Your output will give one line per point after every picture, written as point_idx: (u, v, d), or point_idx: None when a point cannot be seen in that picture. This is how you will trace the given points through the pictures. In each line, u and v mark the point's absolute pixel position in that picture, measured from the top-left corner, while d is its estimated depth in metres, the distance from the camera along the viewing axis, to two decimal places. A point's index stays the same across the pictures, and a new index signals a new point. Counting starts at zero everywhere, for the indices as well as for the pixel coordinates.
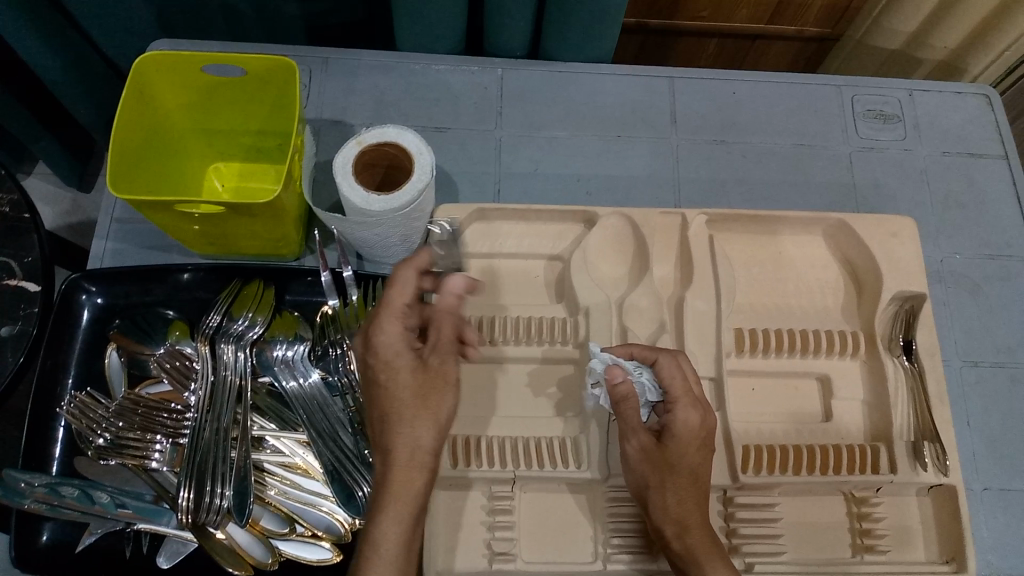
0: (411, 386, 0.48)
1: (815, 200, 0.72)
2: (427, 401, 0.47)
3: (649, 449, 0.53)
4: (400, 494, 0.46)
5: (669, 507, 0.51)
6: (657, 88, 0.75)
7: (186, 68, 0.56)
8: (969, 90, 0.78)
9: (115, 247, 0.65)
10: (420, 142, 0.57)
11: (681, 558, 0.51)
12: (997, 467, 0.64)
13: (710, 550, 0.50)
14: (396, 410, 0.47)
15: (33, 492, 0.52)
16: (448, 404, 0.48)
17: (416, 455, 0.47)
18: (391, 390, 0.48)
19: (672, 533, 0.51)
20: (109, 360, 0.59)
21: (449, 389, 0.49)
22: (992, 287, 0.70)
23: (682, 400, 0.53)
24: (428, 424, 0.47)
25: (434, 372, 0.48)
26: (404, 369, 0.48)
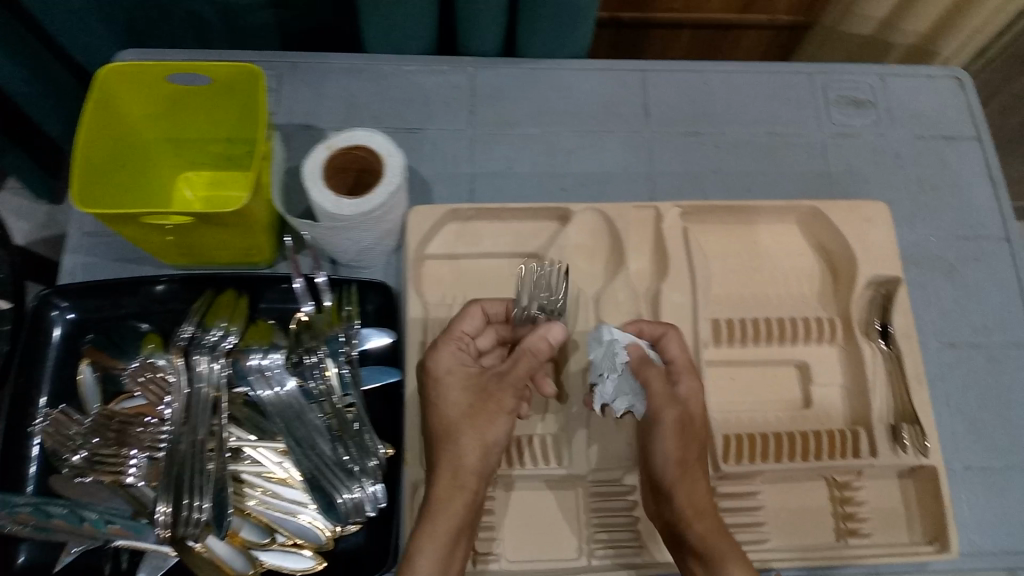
0: (462, 406, 0.54)
1: (789, 187, 0.72)
2: (479, 420, 0.53)
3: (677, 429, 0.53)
4: (446, 501, 0.51)
5: (685, 488, 0.53)
6: (628, 81, 0.75)
7: (150, 78, 0.56)
8: (940, 73, 0.78)
9: (85, 261, 0.65)
10: (390, 144, 0.57)
11: (699, 540, 0.52)
12: (978, 447, 0.64)
13: (722, 538, 0.52)
14: (448, 427, 0.53)
15: (21, 513, 0.52)
16: (499, 428, 0.53)
17: (462, 473, 0.52)
18: (443, 407, 0.54)
19: (688, 518, 0.52)
20: (83, 376, 0.58)
21: (501, 413, 0.53)
22: (967, 268, 0.70)
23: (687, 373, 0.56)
24: (477, 442, 0.53)
25: (489, 398, 0.54)
26: (455, 387, 0.55)
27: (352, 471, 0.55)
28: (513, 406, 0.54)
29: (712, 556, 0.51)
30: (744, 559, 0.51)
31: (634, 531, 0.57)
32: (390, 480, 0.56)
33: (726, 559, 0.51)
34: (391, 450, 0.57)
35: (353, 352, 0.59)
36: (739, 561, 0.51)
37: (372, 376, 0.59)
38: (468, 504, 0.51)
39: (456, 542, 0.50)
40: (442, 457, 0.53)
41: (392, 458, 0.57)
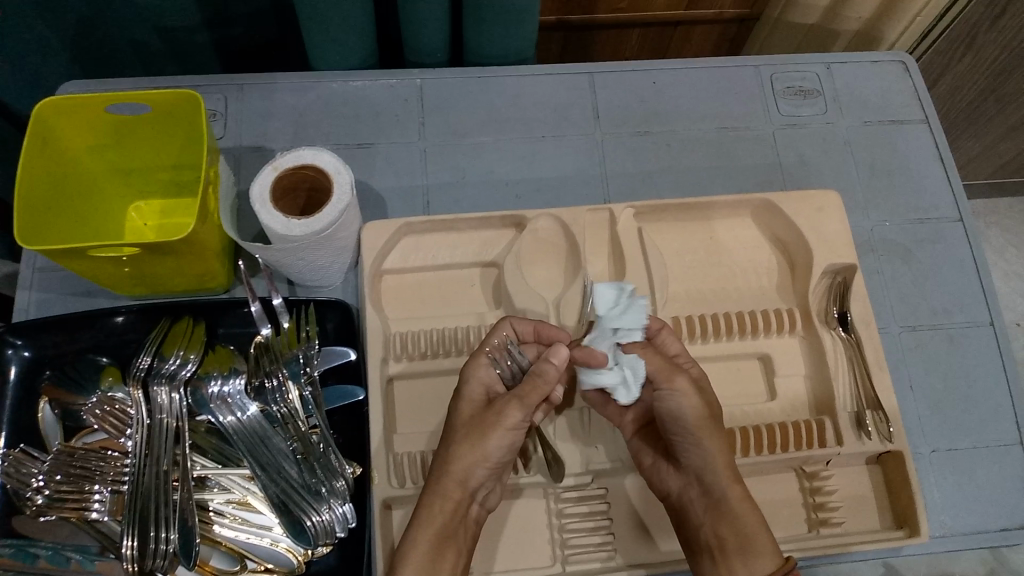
0: (470, 418, 0.51)
1: (742, 181, 0.72)
2: (477, 432, 0.49)
3: (703, 397, 0.52)
4: (437, 510, 0.48)
5: (717, 455, 0.51)
6: (577, 84, 0.75)
7: (90, 109, 0.55)
8: (885, 58, 0.79)
9: (40, 296, 0.64)
10: (337, 161, 0.57)
11: (736, 505, 0.49)
12: (943, 429, 0.64)
13: (754, 506, 0.50)
14: (451, 437, 0.51)
15: (1, 556, 0.52)
16: (493, 443, 0.49)
17: (450, 484, 0.49)
18: (455, 420, 0.52)
19: (726, 482, 0.50)
20: (44, 414, 0.57)
21: (500, 430, 0.49)
22: (922, 251, 0.71)
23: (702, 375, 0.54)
24: (468, 454, 0.49)
25: (489, 411, 0.50)
26: (466, 400, 0.52)
27: (320, 492, 0.54)
28: (515, 424, 0.50)
29: (745, 525, 0.49)
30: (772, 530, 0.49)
31: (608, 534, 0.57)
32: (359, 499, 0.55)
33: (756, 530, 0.48)
34: (358, 470, 0.55)
35: (314, 372, 0.58)
36: (771, 535, 0.49)
37: (335, 396, 0.58)
38: (452, 513, 0.48)
39: (443, 552, 0.47)
40: (438, 464, 0.50)
41: (361, 478, 0.55)
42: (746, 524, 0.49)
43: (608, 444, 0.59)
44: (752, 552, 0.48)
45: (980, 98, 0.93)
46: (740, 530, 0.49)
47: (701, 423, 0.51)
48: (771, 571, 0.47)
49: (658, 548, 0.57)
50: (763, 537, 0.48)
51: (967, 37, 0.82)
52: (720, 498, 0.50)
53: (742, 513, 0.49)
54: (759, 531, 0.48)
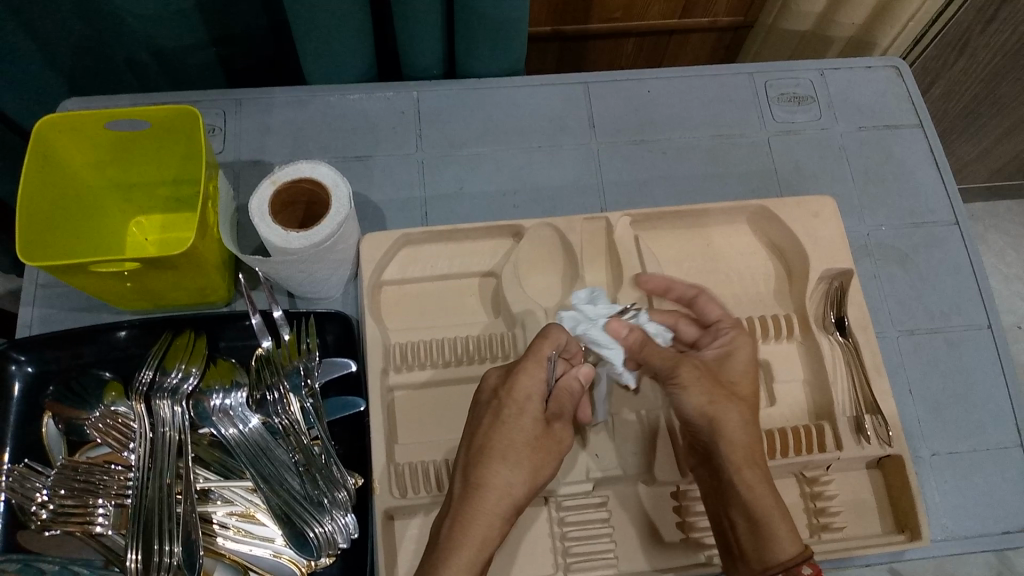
0: (534, 439, 0.50)
1: (738, 188, 0.73)
2: (538, 456, 0.49)
3: (705, 387, 0.52)
4: (484, 525, 0.46)
5: (732, 438, 0.51)
6: (572, 95, 0.75)
7: (90, 126, 0.56)
8: (878, 64, 0.79)
9: (42, 312, 0.64)
10: (335, 174, 0.57)
11: (747, 491, 0.50)
12: (943, 432, 0.64)
13: (770, 489, 0.50)
14: (505, 447, 0.49)
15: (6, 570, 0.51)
16: (549, 469, 0.50)
17: (501, 501, 0.47)
18: (515, 432, 0.49)
19: (735, 467, 0.51)
20: (48, 429, 0.57)
21: (557, 456, 0.50)
22: (919, 255, 0.71)
23: (739, 339, 0.55)
24: (524, 475, 0.48)
25: (550, 438, 0.50)
26: (530, 415, 0.50)
27: (322, 503, 0.55)
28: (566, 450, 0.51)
29: (756, 510, 0.49)
30: (788, 514, 0.49)
31: (610, 541, 0.57)
32: (361, 509, 0.56)
33: (773, 515, 0.49)
34: (360, 480, 0.56)
35: (315, 383, 0.59)
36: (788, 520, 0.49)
37: (335, 408, 0.58)
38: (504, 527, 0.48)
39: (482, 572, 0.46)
40: (483, 473, 0.48)
41: (363, 488, 0.56)
42: (762, 513, 0.49)
43: (609, 451, 0.59)
44: (769, 541, 0.49)
45: (975, 101, 0.93)
46: (755, 515, 0.49)
47: (707, 413, 0.52)
48: (788, 559, 0.48)
49: (658, 558, 0.57)
50: (780, 523, 0.49)
51: (959, 42, 0.83)
52: (729, 484, 0.51)
53: (758, 497, 0.50)
54: (775, 516, 0.49)
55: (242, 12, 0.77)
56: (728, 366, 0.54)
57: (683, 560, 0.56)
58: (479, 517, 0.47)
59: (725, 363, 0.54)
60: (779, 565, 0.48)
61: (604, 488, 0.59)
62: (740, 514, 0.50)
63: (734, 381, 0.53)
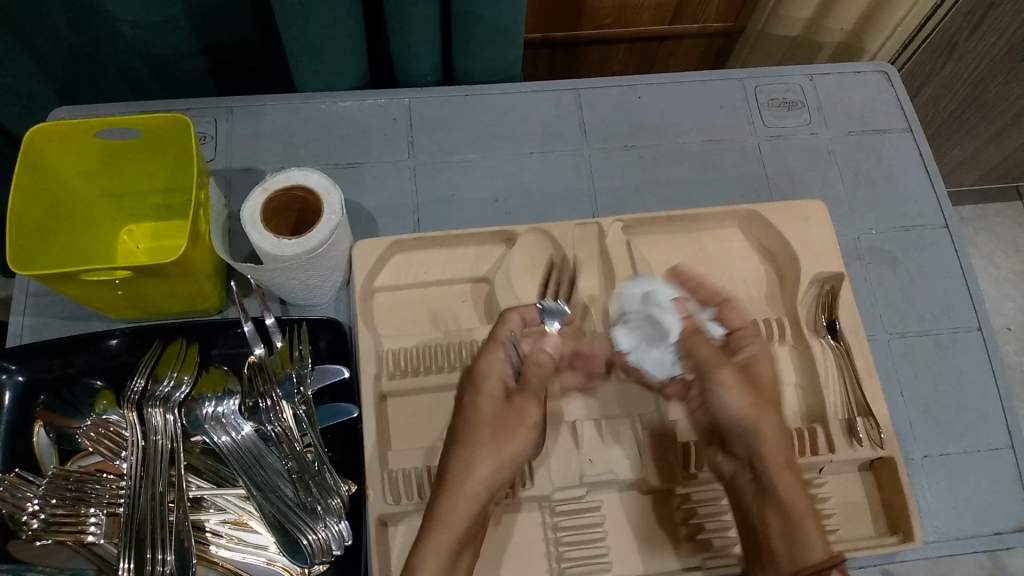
0: (495, 417, 0.50)
1: (729, 193, 0.73)
2: (502, 432, 0.50)
3: (745, 389, 0.54)
4: (455, 511, 0.47)
5: (769, 440, 0.52)
6: (563, 101, 0.76)
7: (80, 134, 0.56)
8: (867, 69, 0.80)
9: (33, 321, 0.64)
10: (327, 181, 0.57)
11: (783, 491, 0.50)
12: (935, 434, 0.65)
13: (802, 492, 0.50)
14: (469, 430, 0.50)
15: None
16: (520, 443, 0.50)
17: (471, 484, 0.48)
18: (473, 414, 0.51)
19: (774, 467, 0.51)
20: (38, 439, 0.57)
21: (522, 429, 0.50)
22: (909, 257, 0.72)
23: (762, 351, 0.56)
24: (491, 456, 0.49)
25: (513, 412, 0.51)
26: (487, 394, 0.51)
27: (316, 511, 0.55)
28: (535, 422, 0.51)
29: (790, 512, 0.49)
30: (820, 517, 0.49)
31: (604, 546, 0.57)
32: (354, 516, 0.56)
33: (805, 516, 0.49)
34: (353, 487, 0.56)
35: (308, 391, 0.59)
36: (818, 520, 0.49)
37: (329, 415, 0.58)
38: (473, 514, 0.48)
39: (460, 552, 0.47)
40: (452, 464, 0.49)
41: (357, 495, 0.57)
42: (796, 510, 0.49)
43: (603, 456, 0.59)
44: (800, 542, 0.48)
45: (963, 106, 0.94)
46: (790, 514, 0.49)
47: (746, 413, 0.53)
48: (821, 559, 0.47)
49: (651, 563, 0.57)
50: (811, 525, 0.49)
51: (947, 46, 0.83)
52: (768, 483, 0.51)
53: (791, 498, 0.50)
54: (806, 515, 0.49)
55: (233, 20, 0.77)
56: (759, 373, 0.56)
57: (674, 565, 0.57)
58: (452, 501, 0.48)
59: (755, 370, 0.56)
60: (814, 566, 0.47)
61: (598, 493, 0.59)
62: (772, 510, 0.50)
63: (767, 384, 0.55)
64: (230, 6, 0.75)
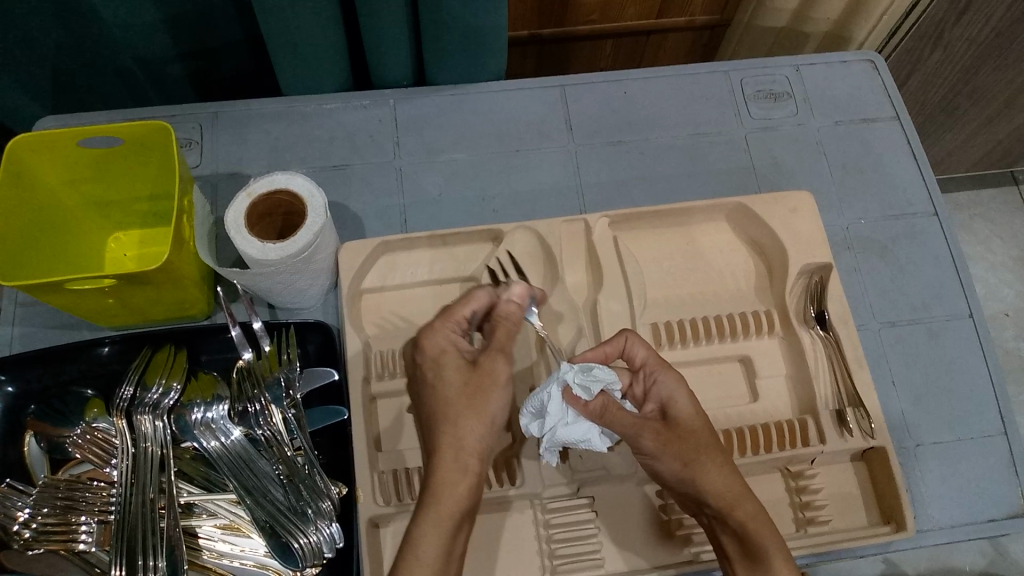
0: (464, 383, 0.50)
1: (716, 185, 0.73)
2: (476, 399, 0.50)
3: (674, 447, 0.51)
4: (448, 488, 0.48)
5: (713, 483, 0.51)
6: (549, 98, 0.76)
7: (62, 143, 0.56)
8: (854, 57, 0.80)
9: (22, 331, 0.64)
10: (311, 185, 0.57)
11: (740, 526, 0.50)
12: (928, 422, 0.65)
13: (765, 519, 0.51)
14: (445, 406, 0.50)
15: None
16: (495, 402, 0.50)
17: (463, 455, 0.49)
18: (440, 385, 0.51)
19: (726, 507, 0.51)
20: (30, 448, 0.57)
21: (496, 388, 0.51)
22: (899, 246, 0.71)
23: (675, 386, 0.54)
24: (474, 423, 0.50)
25: (483, 373, 0.51)
26: (450, 365, 0.51)
27: (306, 514, 0.55)
28: (506, 377, 0.51)
29: (748, 539, 0.50)
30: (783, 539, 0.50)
31: (597, 543, 0.57)
32: (346, 519, 0.56)
33: (766, 537, 0.50)
34: (344, 490, 0.56)
35: (297, 395, 0.59)
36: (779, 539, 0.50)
37: (319, 417, 0.58)
38: (472, 487, 0.48)
39: (459, 528, 0.47)
40: (440, 439, 0.49)
41: (347, 497, 0.57)
42: (756, 540, 0.50)
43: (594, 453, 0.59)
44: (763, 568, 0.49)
45: (953, 92, 0.94)
46: (751, 545, 0.50)
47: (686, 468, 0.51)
48: None
49: (642, 557, 0.57)
50: (775, 549, 0.49)
51: (934, 33, 0.83)
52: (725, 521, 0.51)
53: (755, 528, 0.50)
54: (769, 540, 0.50)
55: (217, 25, 0.77)
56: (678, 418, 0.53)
57: (669, 559, 0.56)
58: (440, 485, 0.48)
59: (673, 416, 0.53)
60: None
61: (592, 489, 0.58)
62: (733, 540, 0.51)
63: (693, 430, 0.53)
64: (213, 10, 0.75)
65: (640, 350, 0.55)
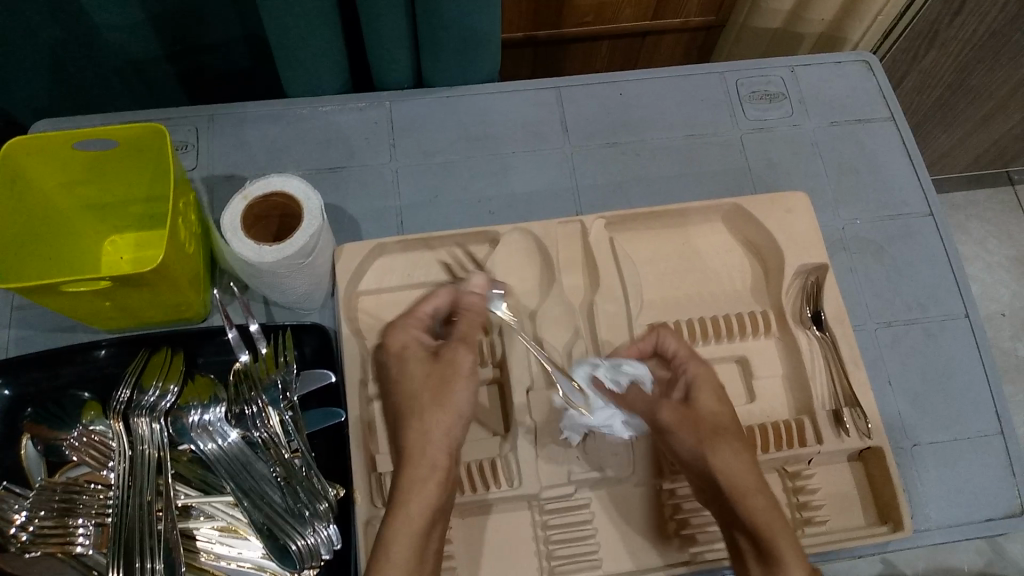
0: (428, 377, 0.52)
1: (713, 186, 0.73)
2: (441, 394, 0.51)
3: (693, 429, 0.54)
4: (419, 488, 0.48)
5: (727, 467, 0.52)
6: (545, 99, 0.76)
7: (58, 146, 0.56)
8: (849, 58, 0.80)
9: (18, 334, 0.64)
10: (306, 186, 0.57)
11: (749, 513, 0.50)
12: (925, 422, 0.65)
13: (779, 511, 0.51)
14: (412, 402, 0.51)
15: None
16: (461, 395, 0.52)
17: (432, 453, 0.50)
18: (406, 377, 0.52)
19: (739, 492, 0.51)
20: (26, 451, 0.57)
21: (460, 379, 0.52)
22: (895, 246, 0.71)
23: (701, 376, 0.57)
24: (442, 420, 0.51)
25: (445, 366, 0.52)
26: (412, 359, 0.53)
27: (304, 516, 0.55)
28: (469, 368, 0.53)
29: (756, 530, 0.50)
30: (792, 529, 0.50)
31: (594, 543, 0.57)
32: (343, 520, 0.56)
33: (777, 533, 0.49)
34: (341, 491, 0.56)
35: (294, 397, 0.59)
36: (794, 535, 0.50)
37: (316, 420, 0.58)
38: (441, 483, 0.49)
39: (432, 528, 0.48)
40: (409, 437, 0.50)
41: (345, 498, 0.57)
42: (763, 530, 0.50)
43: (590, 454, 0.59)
44: (774, 558, 0.48)
45: (949, 93, 0.94)
46: (762, 539, 0.49)
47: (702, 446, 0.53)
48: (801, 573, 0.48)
49: (640, 558, 0.57)
50: (787, 539, 0.49)
51: (929, 34, 0.83)
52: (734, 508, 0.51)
53: (765, 515, 0.50)
54: (780, 529, 0.50)
55: (213, 27, 0.77)
56: (699, 405, 0.56)
57: (667, 559, 0.57)
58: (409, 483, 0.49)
59: (695, 401, 0.56)
60: None
61: (590, 489, 0.59)
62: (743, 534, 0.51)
63: (713, 419, 0.55)
64: (208, 12, 0.75)
65: (670, 343, 0.59)
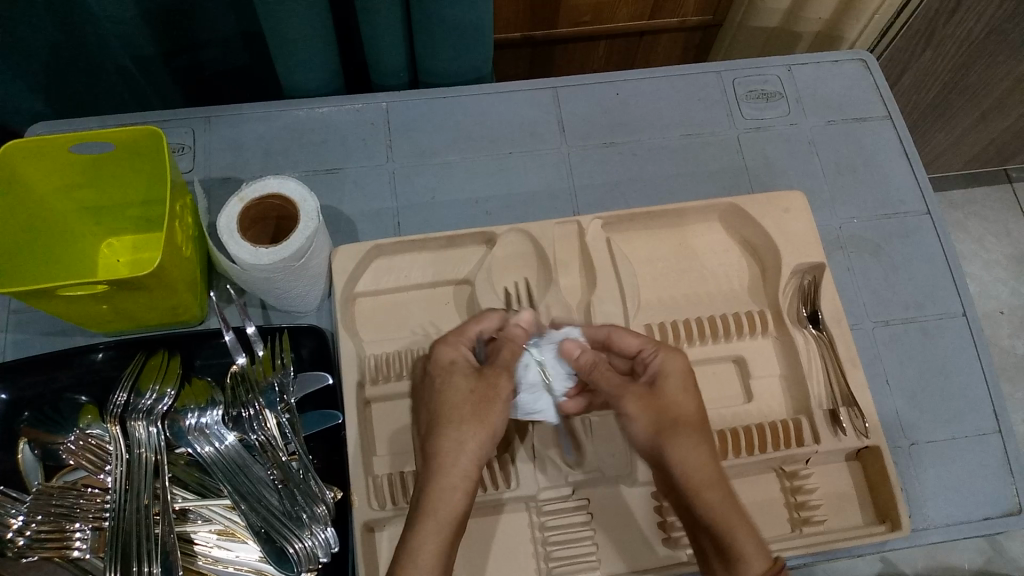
0: (471, 393, 0.50)
1: (710, 186, 0.73)
2: (482, 412, 0.49)
3: (652, 417, 0.52)
4: (444, 498, 0.47)
5: (685, 459, 0.50)
6: (542, 100, 0.76)
7: (53, 149, 0.56)
8: (846, 57, 0.80)
9: (15, 338, 0.64)
10: (303, 188, 0.57)
11: (706, 511, 0.48)
12: (923, 421, 0.65)
13: (736, 506, 0.48)
14: (447, 412, 0.49)
15: None
16: (498, 416, 0.50)
17: (463, 463, 0.48)
18: (449, 392, 0.50)
19: (693, 488, 0.49)
20: (23, 456, 0.57)
21: (499, 403, 0.50)
22: (892, 245, 0.71)
23: (669, 356, 0.54)
24: (479, 434, 0.49)
25: (489, 386, 0.50)
26: (457, 375, 0.51)
27: (301, 518, 0.55)
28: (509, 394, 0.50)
29: (719, 529, 0.47)
30: (754, 525, 0.47)
31: (592, 544, 0.57)
32: (340, 522, 0.56)
33: (738, 529, 0.47)
34: (339, 494, 0.56)
35: (291, 399, 0.59)
36: (757, 534, 0.47)
37: (313, 422, 0.58)
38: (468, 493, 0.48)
39: (455, 539, 0.46)
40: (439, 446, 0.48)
41: (342, 501, 0.56)
42: (723, 528, 0.47)
43: (587, 455, 0.59)
44: (735, 556, 0.47)
45: (947, 91, 0.94)
46: (721, 535, 0.47)
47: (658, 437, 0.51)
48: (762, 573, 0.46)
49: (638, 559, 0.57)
50: (750, 540, 0.47)
51: (925, 32, 0.83)
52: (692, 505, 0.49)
53: (724, 511, 0.48)
54: (739, 523, 0.47)
55: (209, 28, 0.77)
56: (664, 391, 0.52)
57: (667, 558, 0.56)
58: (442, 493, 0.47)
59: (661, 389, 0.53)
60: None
61: (587, 490, 0.58)
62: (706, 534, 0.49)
63: (673, 407, 0.52)
64: (204, 13, 0.75)
65: (631, 340, 0.55)
